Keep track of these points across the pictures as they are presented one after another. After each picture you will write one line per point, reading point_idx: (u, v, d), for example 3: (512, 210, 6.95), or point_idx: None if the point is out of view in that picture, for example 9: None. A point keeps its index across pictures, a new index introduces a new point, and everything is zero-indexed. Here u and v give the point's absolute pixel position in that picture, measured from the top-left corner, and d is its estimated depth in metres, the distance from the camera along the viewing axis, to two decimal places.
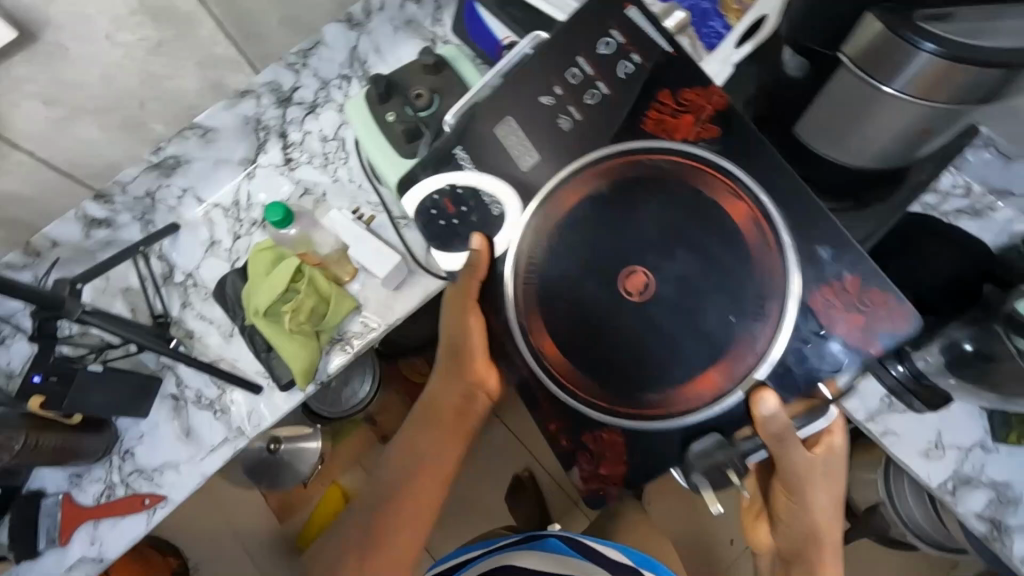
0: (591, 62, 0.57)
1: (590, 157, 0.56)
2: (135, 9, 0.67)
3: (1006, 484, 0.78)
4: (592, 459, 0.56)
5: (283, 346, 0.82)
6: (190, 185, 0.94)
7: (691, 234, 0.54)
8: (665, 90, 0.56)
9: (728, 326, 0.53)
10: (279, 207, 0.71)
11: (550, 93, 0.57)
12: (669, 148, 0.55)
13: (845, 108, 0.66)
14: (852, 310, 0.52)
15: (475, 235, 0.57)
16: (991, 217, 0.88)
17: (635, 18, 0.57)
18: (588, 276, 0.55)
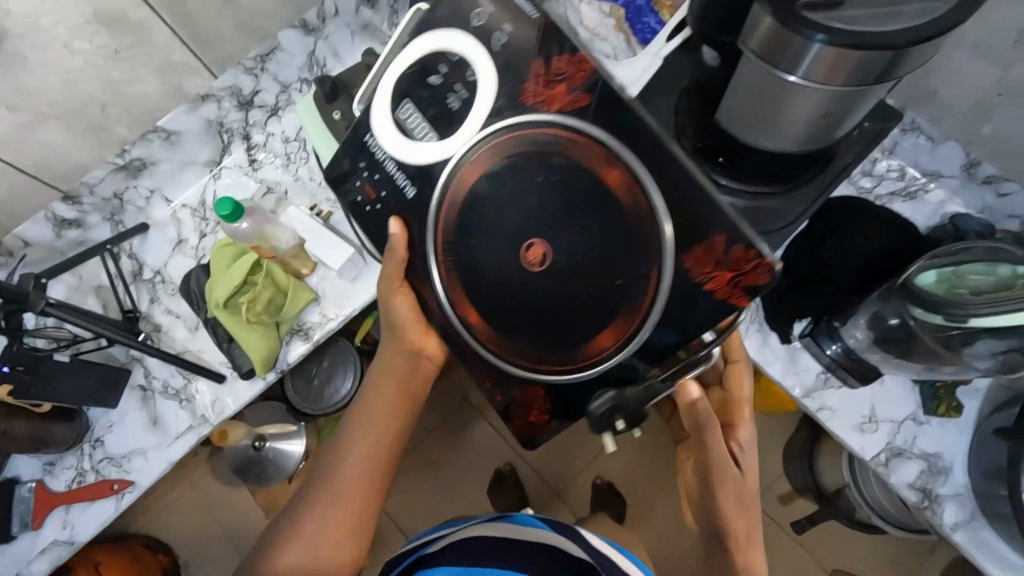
0: (469, 37, 0.60)
1: (482, 135, 0.58)
2: (90, 19, 0.71)
3: (937, 455, 0.81)
4: (521, 409, 0.64)
5: (243, 336, 0.87)
6: (157, 186, 0.98)
7: (580, 204, 0.56)
8: (538, 61, 0.57)
9: (618, 290, 0.56)
10: (228, 201, 0.75)
11: (437, 73, 0.61)
12: (554, 121, 0.57)
13: (758, 95, 0.69)
14: (718, 268, 0.52)
15: (392, 220, 0.64)
16: (925, 199, 0.90)
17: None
18: (493, 249, 0.59)
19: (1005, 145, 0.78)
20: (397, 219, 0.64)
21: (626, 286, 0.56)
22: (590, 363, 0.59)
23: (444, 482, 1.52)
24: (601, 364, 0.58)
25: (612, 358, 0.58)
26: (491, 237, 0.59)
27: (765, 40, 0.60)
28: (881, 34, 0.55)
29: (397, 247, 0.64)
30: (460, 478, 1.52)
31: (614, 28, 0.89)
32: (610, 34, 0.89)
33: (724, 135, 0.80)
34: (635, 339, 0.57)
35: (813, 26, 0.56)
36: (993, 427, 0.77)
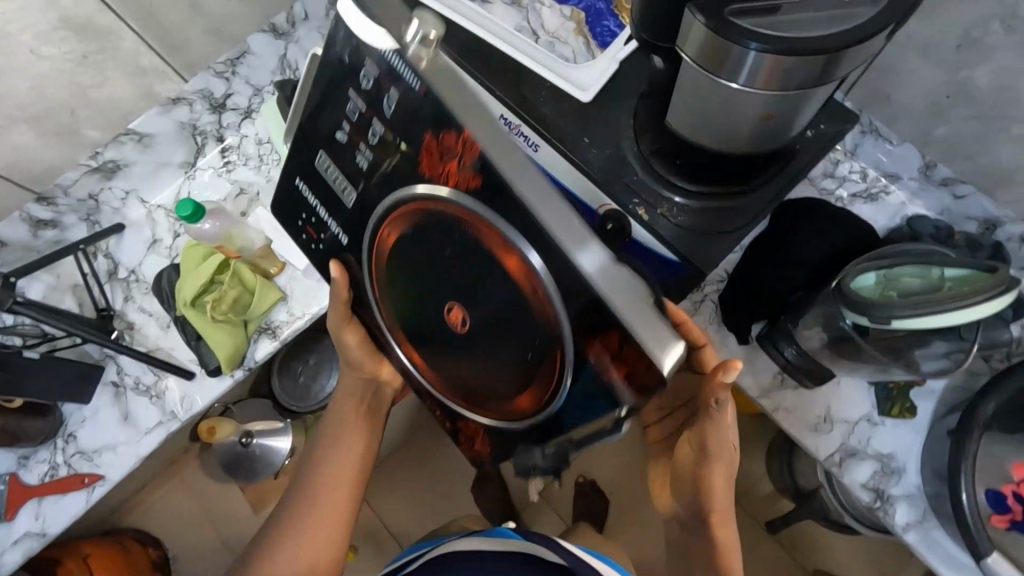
0: (364, 99, 0.53)
1: (389, 201, 0.55)
2: (56, 25, 0.74)
3: (890, 456, 0.82)
4: (467, 439, 0.72)
5: (208, 333, 0.89)
6: (132, 187, 1.01)
7: (484, 276, 0.52)
8: (429, 133, 0.48)
9: (532, 361, 0.54)
10: (188, 202, 0.78)
11: (342, 129, 0.57)
12: (451, 198, 0.49)
13: (702, 98, 0.69)
14: (614, 362, 0.46)
15: (331, 262, 0.69)
16: (886, 201, 0.90)
17: (378, 42, 0.50)
18: (422, 303, 0.61)
19: (960, 148, 0.79)
20: (336, 263, 0.69)
21: (536, 362, 0.53)
22: (517, 418, 0.61)
23: (434, 487, 1.51)
24: (525, 420, 0.60)
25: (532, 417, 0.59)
26: (417, 295, 0.61)
27: (701, 45, 0.60)
28: (813, 39, 0.56)
29: (339, 287, 0.71)
30: (452, 478, 1.51)
31: (575, 31, 0.90)
32: (571, 37, 0.90)
33: (677, 139, 0.80)
34: (548, 406, 0.56)
35: (745, 32, 0.57)
36: (944, 428, 0.78)
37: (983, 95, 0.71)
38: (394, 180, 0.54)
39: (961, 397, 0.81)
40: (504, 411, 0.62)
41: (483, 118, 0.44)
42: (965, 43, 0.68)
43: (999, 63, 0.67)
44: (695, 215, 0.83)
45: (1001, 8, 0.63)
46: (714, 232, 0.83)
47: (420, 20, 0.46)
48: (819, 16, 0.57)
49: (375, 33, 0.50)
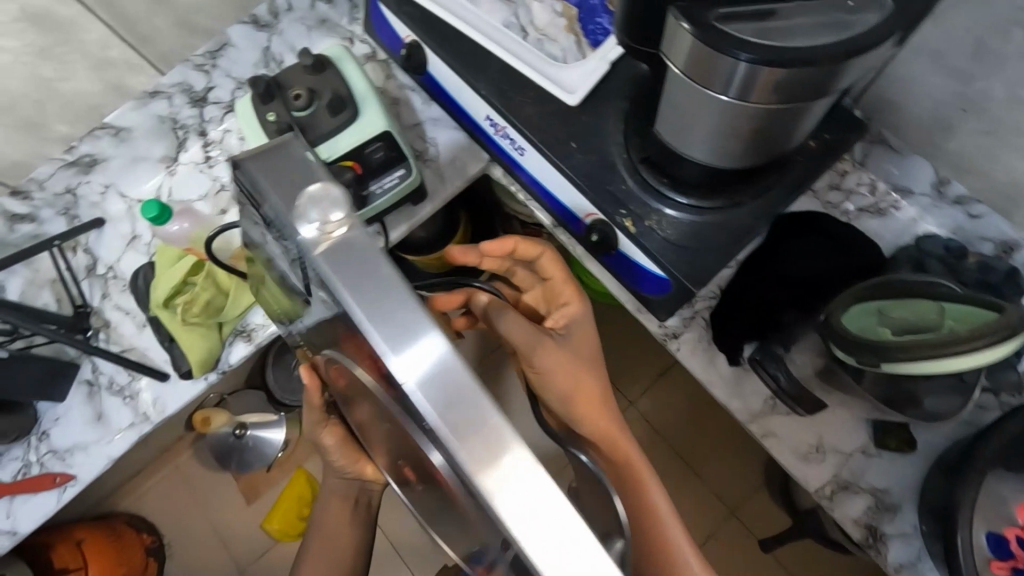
0: (291, 264, 0.47)
1: (330, 350, 0.49)
2: (16, 17, 0.72)
3: (885, 491, 0.77)
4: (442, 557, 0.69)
5: (180, 336, 0.87)
6: (110, 181, 0.97)
7: (417, 461, 0.45)
8: (340, 324, 0.40)
9: (475, 558, 0.45)
10: (154, 204, 0.75)
11: (283, 272, 0.52)
12: (375, 383, 0.41)
13: (689, 108, 0.64)
14: None
15: (302, 367, 0.64)
16: (895, 216, 0.84)
17: (277, 219, 0.41)
18: (384, 448, 0.55)
19: (972, 163, 0.73)
20: (305, 367, 0.64)
21: (480, 559, 0.44)
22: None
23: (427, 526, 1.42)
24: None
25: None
26: (375, 434, 0.54)
27: (686, 51, 0.55)
28: (806, 49, 0.50)
29: (310, 390, 0.64)
30: None
31: (565, 27, 0.85)
32: (560, 34, 0.84)
33: (664, 149, 0.75)
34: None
35: (730, 42, 0.51)
36: (942, 465, 0.73)
37: (998, 106, 0.65)
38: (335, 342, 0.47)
39: (964, 431, 0.76)
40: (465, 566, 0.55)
41: (387, 323, 0.35)
42: (980, 51, 0.62)
43: (1014, 73, 0.61)
44: (682, 229, 0.78)
45: (1020, 14, 0.57)
46: (699, 247, 0.77)
47: (309, 203, 0.37)
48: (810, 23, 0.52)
49: (270, 207, 0.41)
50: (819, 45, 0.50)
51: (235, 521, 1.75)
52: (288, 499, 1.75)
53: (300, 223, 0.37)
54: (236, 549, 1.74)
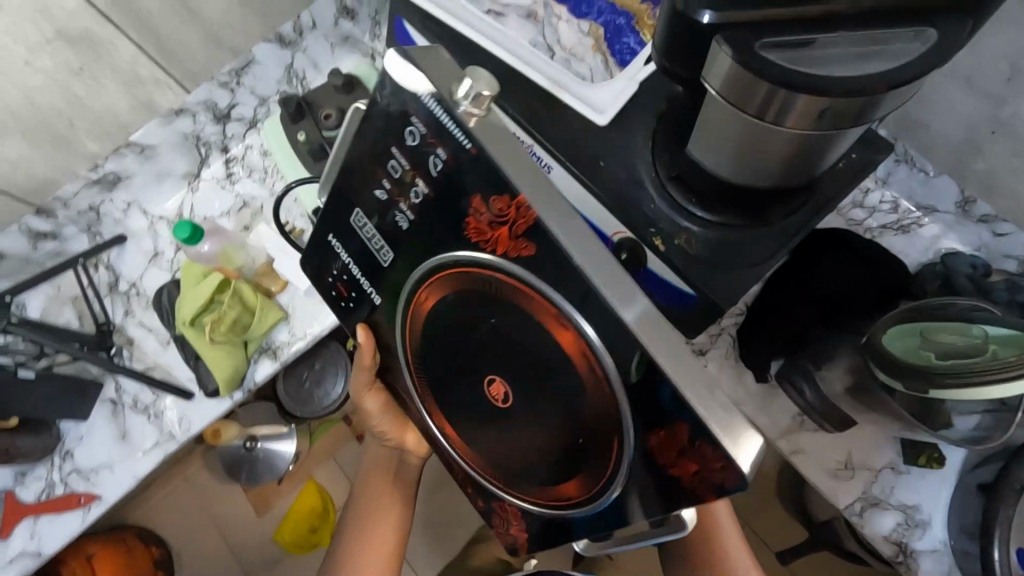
0: (406, 157, 0.50)
1: (428, 264, 0.53)
2: (50, 36, 0.71)
3: (916, 507, 0.78)
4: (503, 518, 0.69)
5: (207, 354, 0.86)
6: (133, 198, 0.98)
7: (526, 353, 0.51)
8: (478, 196, 0.45)
9: (594, 439, 0.50)
10: (186, 224, 0.74)
11: (381, 188, 0.54)
12: (501, 267, 0.47)
13: (729, 129, 0.64)
14: (683, 459, 0.43)
15: (358, 328, 0.70)
16: (918, 233, 0.85)
17: (428, 103, 0.45)
18: (459, 377, 0.59)
19: (1000, 181, 0.74)
20: (362, 327, 0.69)
21: (590, 448, 0.50)
22: (560, 505, 0.58)
23: (433, 519, 1.38)
24: (567, 500, 0.56)
25: (574, 509, 0.56)
26: (452, 364, 0.58)
27: (727, 76, 0.55)
28: (849, 79, 0.51)
29: (365, 351, 0.72)
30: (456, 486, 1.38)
31: (592, 47, 0.86)
32: (588, 54, 0.86)
33: (694, 168, 0.75)
34: (599, 498, 0.53)
35: (773, 72, 0.52)
36: (974, 481, 0.74)
37: None
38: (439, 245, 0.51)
39: None
40: (539, 495, 0.59)
41: (557, 207, 0.42)
42: (1015, 75, 0.63)
43: None
44: (713, 246, 0.78)
45: None
46: (730, 266, 0.77)
47: (472, 76, 0.43)
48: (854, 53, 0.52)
49: (423, 89, 0.46)
50: (863, 75, 0.51)
51: (245, 534, 1.74)
52: (298, 513, 1.73)
53: (459, 98, 0.43)
54: (247, 562, 1.73)
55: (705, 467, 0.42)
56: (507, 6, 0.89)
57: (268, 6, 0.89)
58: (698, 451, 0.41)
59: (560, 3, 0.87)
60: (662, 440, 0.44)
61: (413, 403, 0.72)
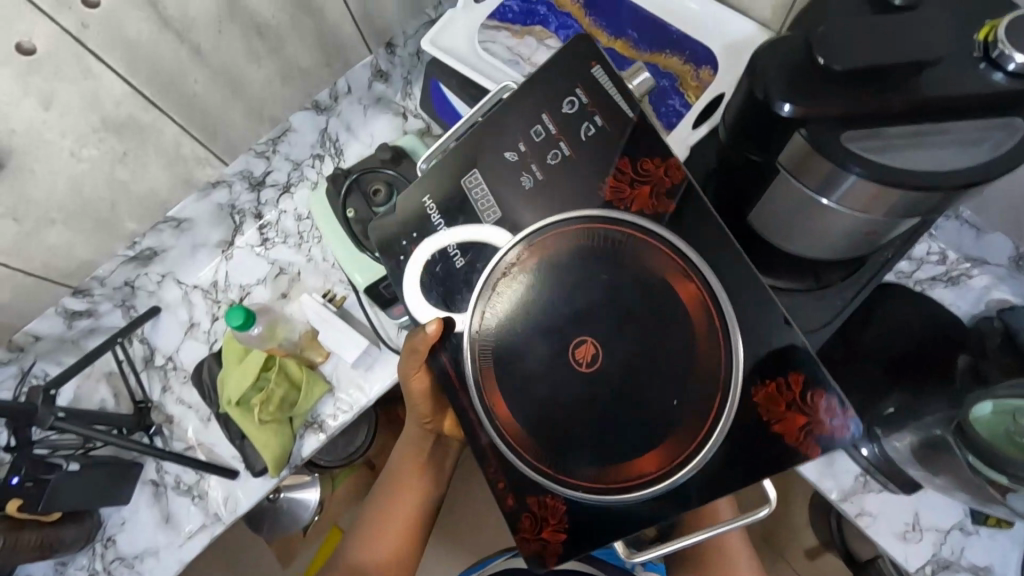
0: (555, 121, 0.58)
1: (552, 219, 0.58)
2: (97, 126, 0.70)
3: (987, 568, 0.77)
4: (535, 522, 0.58)
5: (255, 435, 0.84)
6: (169, 270, 0.96)
7: (638, 310, 0.55)
8: (626, 158, 0.57)
9: (698, 390, 0.54)
10: (239, 309, 0.73)
11: (514, 149, 0.59)
12: (630, 226, 0.56)
13: (792, 209, 0.63)
14: (793, 410, 0.52)
15: (432, 320, 0.60)
16: (968, 285, 0.85)
17: (600, 77, 0.57)
18: (541, 341, 0.57)
19: None
20: (437, 320, 0.60)
21: (685, 405, 0.54)
22: (629, 486, 0.55)
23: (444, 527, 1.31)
24: (646, 474, 0.55)
25: (649, 488, 0.55)
26: (538, 327, 0.57)
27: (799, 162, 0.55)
28: (934, 174, 0.50)
29: (424, 339, 0.61)
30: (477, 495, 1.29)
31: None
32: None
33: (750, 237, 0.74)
34: (688, 463, 0.54)
35: (860, 167, 0.51)
36: None
37: None
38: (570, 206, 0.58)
39: None
40: (604, 478, 0.56)
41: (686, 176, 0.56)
42: None
43: None
44: None
45: None
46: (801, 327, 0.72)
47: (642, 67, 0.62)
48: (930, 139, 0.52)
49: (598, 69, 0.58)
50: (946, 171, 0.50)
51: None
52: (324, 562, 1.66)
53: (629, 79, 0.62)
54: None
55: (809, 416, 0.52)
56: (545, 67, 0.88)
57: (308, 75, 0.88)
58: (805, 400, 0.52)
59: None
60: (774, 389, 0.53)
61: (456, 380, 0.60)
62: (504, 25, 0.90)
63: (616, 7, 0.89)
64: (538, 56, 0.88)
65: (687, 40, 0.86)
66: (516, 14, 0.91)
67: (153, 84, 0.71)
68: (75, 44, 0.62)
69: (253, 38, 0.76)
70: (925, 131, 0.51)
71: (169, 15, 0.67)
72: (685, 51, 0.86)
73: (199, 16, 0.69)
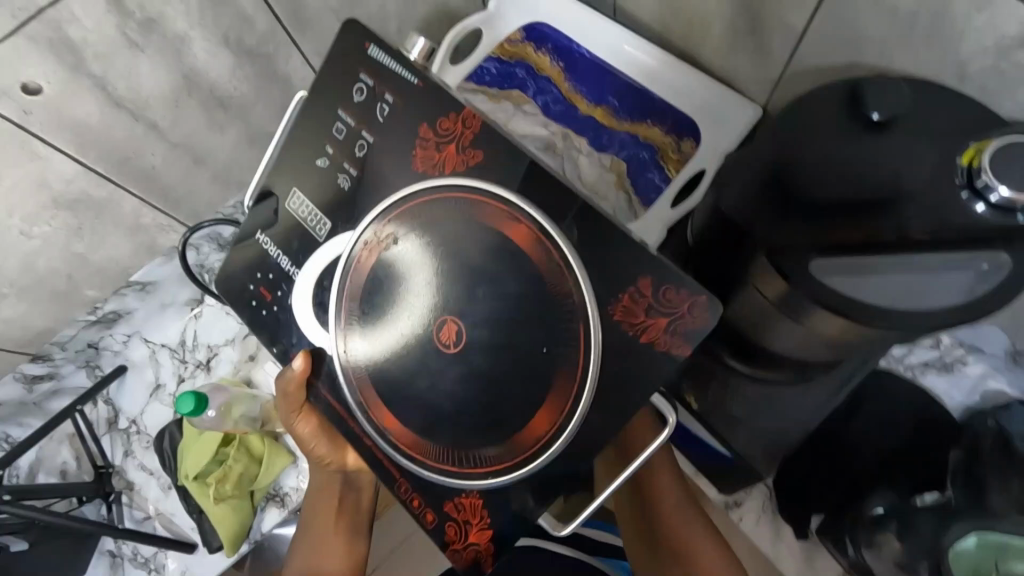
0: (351, 112, 0.54)
1: (381, 210, 0.53)
2: (47, 205, 0.69)
3: None
4: (459, 530, 0.53)
5: (212, 513, 0.82)
6: (135, 329, 0.92)
7: (492, 268, 0.50)
8: (424, 123, 0.52)
9: (556, 350, 0.49)
10: (189, 395, 0.70)
11: (324, 154, 0.55)
12: (443, 183, 0.51)
13: (760, 314, 0.58)
14: (655, 314, 0.47)
15: (297, 355, 0.57)
16: (962, 372, 0.80)
17: (378, 56, 0.53)
18: (406, 334, 0.52)
19: None
20: (304, 352, 0.57)
21: (554, 352, 0.49)
22: (530, 455, 0.51)
23: None
24: (528, 440, 0.50)
25: (541, 455, 0.50)
26: (401, 317, 0.52)
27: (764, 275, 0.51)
28: (901, 314, 0.45)
29: (292, 378, 0.58)
30: None
31: (615, 183, 0.82)
32: (610, 191, 0.81)
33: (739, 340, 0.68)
34: (571, 418, 0.49)
35: (834, 300, 0.46)
36: None
37: None
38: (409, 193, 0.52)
39: None
40: (493, 451, 0.51)
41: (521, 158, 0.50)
42: None
43: None
44: (746, 408, 0.72)
45: None
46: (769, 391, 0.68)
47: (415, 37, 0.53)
48: (925, 264, 0.46)
49: (373, 48, 0.53)
50: (920, 311, 0.45)
51: None
52: None
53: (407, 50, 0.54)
54: None
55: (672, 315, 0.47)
56: (522, 135, 0.84)
57: None
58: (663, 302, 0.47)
59: (574, 131, 0.85)
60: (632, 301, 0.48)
61: (341, 410, 0.57)
62: (482, 88, 0.86)
63: (597, 73, 0.86)
64: (515, 122, 0.85)
65: (670, 110, 0.83)
66: (493, 76, 0.87)
67: (105, 161, 0.70)
68: (18, 130, 0.61)
69: (215, 109, 0.74)
70: (914, 257, 0.46)
71: (120, 95, 0.65)
72: (667, 120, 0.83)
73: (153, 95, 0.67)
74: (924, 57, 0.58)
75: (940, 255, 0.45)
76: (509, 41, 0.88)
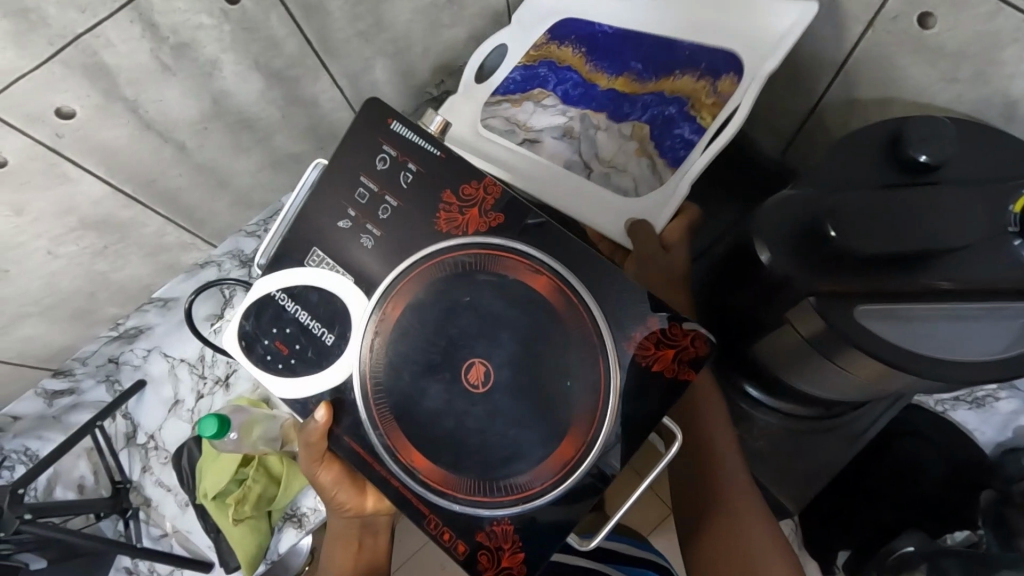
0: (375, 179, 0.53)
1: (402, 267, 0.52)
2: (74, 226, 0.69)
3: None
4: (491, 557, 0.51)
5: (232, 534, 0.82)
6: (155, 343, 0.91)
7: (512, 318, 0.51)
8: (447, 190, 0.52)
9: (575, 388, 0.50)
10: (212, 419, 0.69)
11: (345, 216, 0.53)
12: (457, 246, 0.52)
13: (795, 359, 0.56)
14: (661, 348, 0.49)
15: (321, 407, 0.53)
16: (994, 408, 0.79)
17: (402, 132, 0.53)
18: (438, 371, 0.51)
19: None
20: (325, 404, 0.53)
21: (576, 386, 0.50)
22: (557, 483, 0.50)
23: None
24: (551, 474, 0.50)
25: (565, 482, 0.50)
26: (424, 366, 0.52)
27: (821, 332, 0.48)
28: (952, 362, 0.43)
29: (315, 430, 0.53)
30: None
31: (636, 151, 0.71)
32: (631, 161, 0.70)
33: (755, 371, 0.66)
34: (594, 445, 0.50)
35: (877, 347, 0.44)
36: None
37: None
38: (438, 239, 0.52)
39: None
40: (523, 480, 0.50)
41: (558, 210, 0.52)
42: None
43: None
44: (774, 443, 0.70)
45: None
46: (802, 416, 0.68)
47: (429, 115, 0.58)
48: (942, 319, 0.46)
49: (396, 124, 0.53)
50: (964, 360, 0.44)
51: None
52: None
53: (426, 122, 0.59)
54: None
55: (676, 346, 0.49)
56: (541, 130, 0.74)
57: (300, 161, 0.85)
58: (667, 335, 0.49)
59: (597, 111, 0.74)
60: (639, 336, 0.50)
61: (365, 454, 0.53)
62: (506, 97, 0.77)
63: (619, 45, 0.75)
64: (535, 119, 0.75)
65: (701, 55, 0.70)
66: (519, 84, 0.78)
67: (133, 182, 0.70)
68: (51, 154, 0.61)
69: (241, 131, 0.74)
70: (937, 316, 0.46)
71: (150, 118, 0.65)
72: (698, 66, 0.69)
73: (182, 118, 0.67)
74: (969, 93, 0.58)
75: (974, 303, 0.45)
76: (534, 46, 0.79)
